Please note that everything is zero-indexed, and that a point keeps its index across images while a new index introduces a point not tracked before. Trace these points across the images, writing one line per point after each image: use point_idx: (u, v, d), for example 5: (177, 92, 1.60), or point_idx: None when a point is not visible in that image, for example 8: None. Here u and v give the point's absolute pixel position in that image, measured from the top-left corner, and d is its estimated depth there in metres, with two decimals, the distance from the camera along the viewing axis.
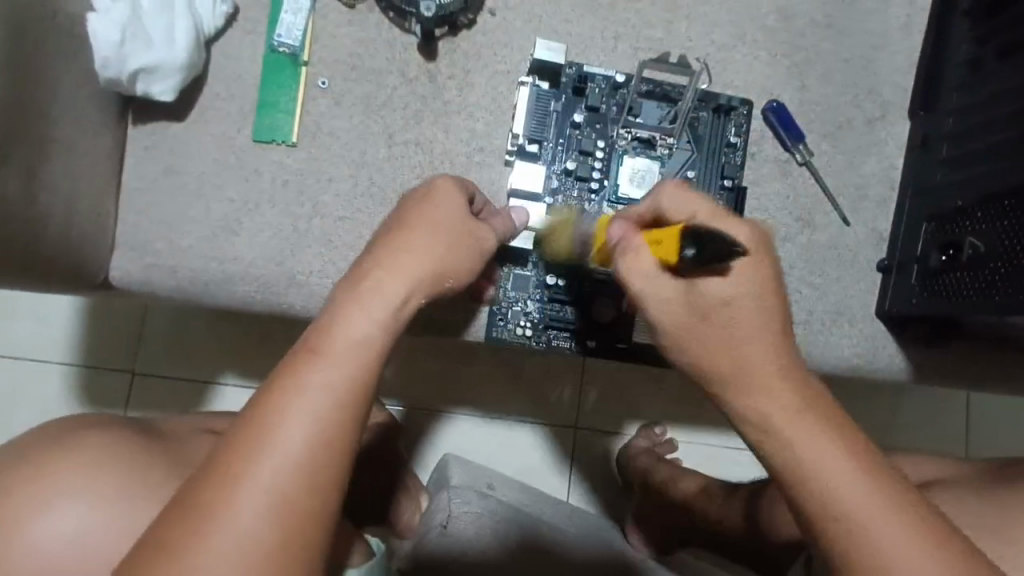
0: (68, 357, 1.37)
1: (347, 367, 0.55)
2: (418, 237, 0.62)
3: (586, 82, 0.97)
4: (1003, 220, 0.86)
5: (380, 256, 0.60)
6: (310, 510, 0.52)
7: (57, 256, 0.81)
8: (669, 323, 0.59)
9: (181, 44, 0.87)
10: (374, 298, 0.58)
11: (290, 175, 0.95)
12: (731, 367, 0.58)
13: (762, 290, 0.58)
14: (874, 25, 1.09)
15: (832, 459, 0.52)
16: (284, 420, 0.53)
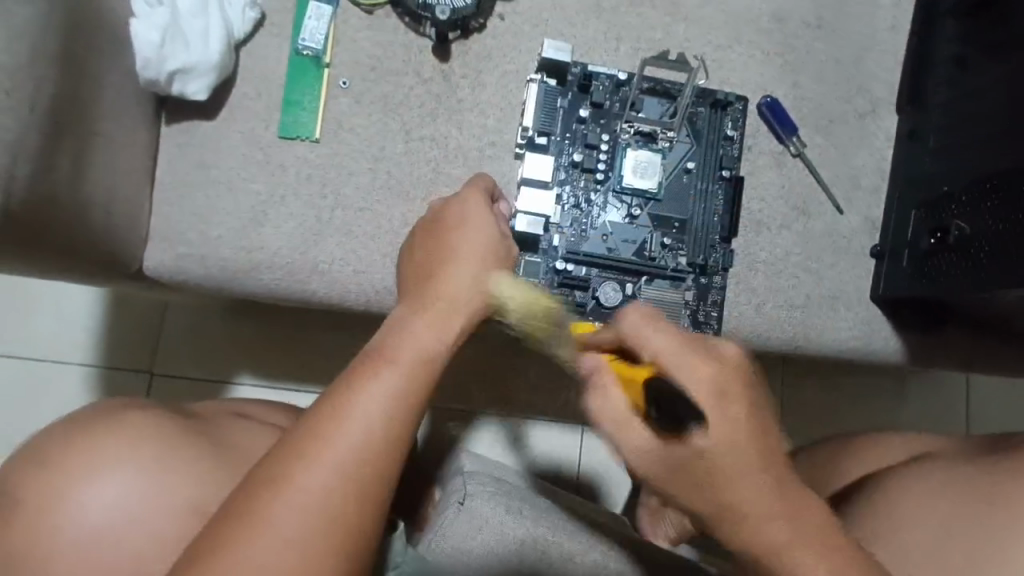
0: (93, 358, 1.52)
1: (414, 372, 0.70)
2: (468, 259, 0.82)
3: (591, 80, 1.05)
4: (989, 201, 0.93)
5: (439, 283, 0.79)
6: (371, 493, 0.65)
7: (95, 241, 0.87)
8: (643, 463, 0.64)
9: (214, 46, 0.94)
10: (437, 317, 0.76)
11: (313, 169, 1.01)
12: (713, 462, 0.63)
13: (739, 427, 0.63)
14: (863, 26, 1.15)
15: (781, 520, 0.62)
16: (356, 413, 0.66)
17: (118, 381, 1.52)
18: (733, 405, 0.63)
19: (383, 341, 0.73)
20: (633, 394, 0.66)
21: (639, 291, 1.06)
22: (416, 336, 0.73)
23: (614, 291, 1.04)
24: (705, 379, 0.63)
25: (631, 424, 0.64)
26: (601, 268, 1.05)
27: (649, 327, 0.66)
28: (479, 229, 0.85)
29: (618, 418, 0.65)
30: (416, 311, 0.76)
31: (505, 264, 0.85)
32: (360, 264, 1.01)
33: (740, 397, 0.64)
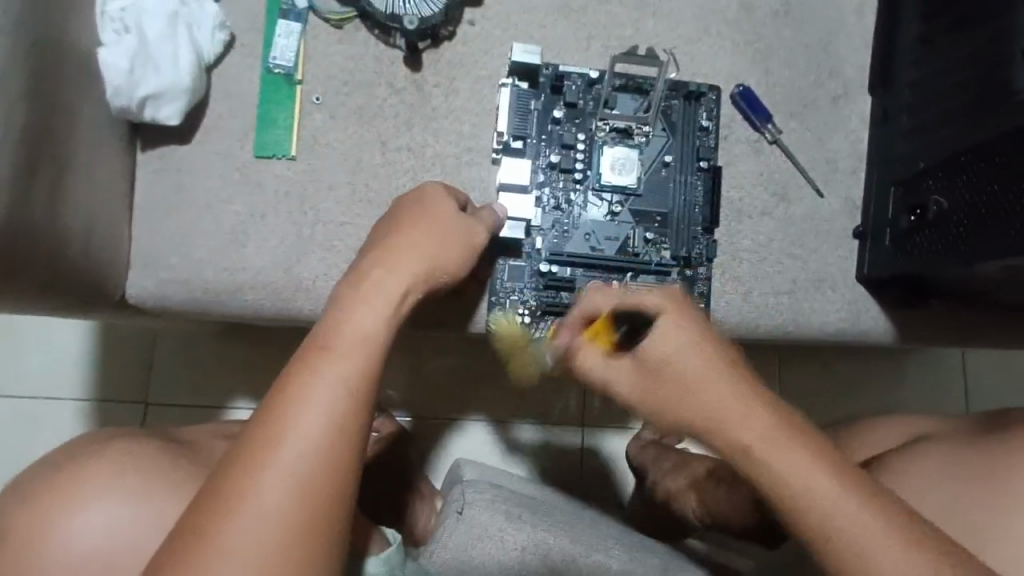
0: (86, 390, 1.52)
1: (356, 358, 0.69)
2: (407, 245, 0.80)
3: (563, 80, 1.06)
4: (962, 177, 0.93)
5: (378, 265, 0.77)
6: (330, 487, 0.64)
7: (76, 270, 0.87)
8: (634, 392, 0.73)
9: (185, 69, 0.93)
10: (376, 300, 0.73)
11: (291, 186, 1.01)
12: (706, 413, 0.69)
13: (697, 343, 0.71)
14: (828, 11, 1.16)
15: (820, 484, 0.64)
16: (301, 408, 0.65)
17: (111, 414, 1.51)
18: (686, 319, 0.72)
19: (320, 329, 0.71)
20: (604, 338, 0.77)
21: None
22: (354, 320, 0.71)
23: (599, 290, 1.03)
24: (655, 294, 0.74)
25: (611, 363, 0.76)
26: (586, 267, 1.05)
27: (610, 291, 0.80)
28: (428, 211, 0.87)
29: (604, 368, 0.76)
30: (354, 292, 0.74)
31: (456, 244, 0.85)
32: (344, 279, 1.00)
33: (688, 316, 0.73)
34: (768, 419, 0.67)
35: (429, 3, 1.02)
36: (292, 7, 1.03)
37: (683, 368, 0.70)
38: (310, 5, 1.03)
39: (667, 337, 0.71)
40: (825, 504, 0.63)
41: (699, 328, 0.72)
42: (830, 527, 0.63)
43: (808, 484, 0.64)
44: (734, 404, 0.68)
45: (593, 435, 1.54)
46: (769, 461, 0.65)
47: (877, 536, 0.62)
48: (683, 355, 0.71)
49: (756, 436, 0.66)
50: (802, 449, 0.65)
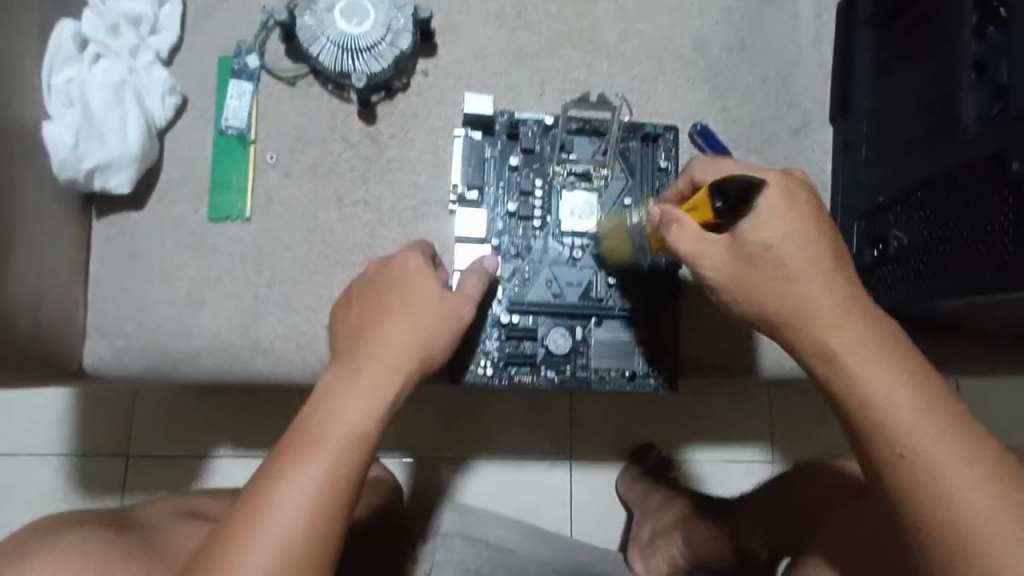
0: (64, 447, 1.50)
1: (342, 448, 0.77)
2: (399, 330, 0.87)
3: (518, 127, 1.05)
4: (920, 211, 0.91)
5: (371, 352, 0.85)
6: (310, 562, 0.72)
7: (33, 349, 0.85)
8: (722, 270, 0.79)
9: (133, 138, 0.93)
10: (367, 390, 0.81)
11: (247, 247, 1.00)
12: (795, 309, 0.76)
13: (798, 226, 0.77)
14: (784, 44, 1.17)
15: (894, 387, 0.70)
16: (288, 489, 0.73)
17: (91, 470, 1.50)
18: (802, 216, 0.77)
19: (314, 416, 0.79)
20: (702, 210, 0.79)
21: (589, 334, 1.04)
22: (345, 411, 0.79)
23: (562, 336, 1.03)
24: (774, 181, 0.79)
25: (706, 237, 0.79)
26: (548, 315, 1.04)
27: (714, 168, 0.86)
28: (413, 288, 0.90)
29: (695, 244, 0.80)
30: (349, 380, 0.82)
31: (446, 326, 0.90)
32: (303, 338, 0.99)
33: (808, 207, 0.78)
34: (864, 332, 0.73)
35: (378, 59, 0.98)
36: (244, 67, 1.02)
37: (787, 263, 0.76)
38: (262, 64, 1.02)
39: (771, 229, 0.77)
40: (895, 404, 0.69)
41: (812, 216, 0.78)
42: (895, 424, 0.68)
43: (889, 396, 0.69)
44: (825, 303, 0.75)
45: (580, 472, 1.52)
46: (855, 360, 0.72)
47: (936, 444, 0.66)
48: (790, 249, 0.77)
49: (839, 337, 0.73)
50: (883, 349, 0.72)
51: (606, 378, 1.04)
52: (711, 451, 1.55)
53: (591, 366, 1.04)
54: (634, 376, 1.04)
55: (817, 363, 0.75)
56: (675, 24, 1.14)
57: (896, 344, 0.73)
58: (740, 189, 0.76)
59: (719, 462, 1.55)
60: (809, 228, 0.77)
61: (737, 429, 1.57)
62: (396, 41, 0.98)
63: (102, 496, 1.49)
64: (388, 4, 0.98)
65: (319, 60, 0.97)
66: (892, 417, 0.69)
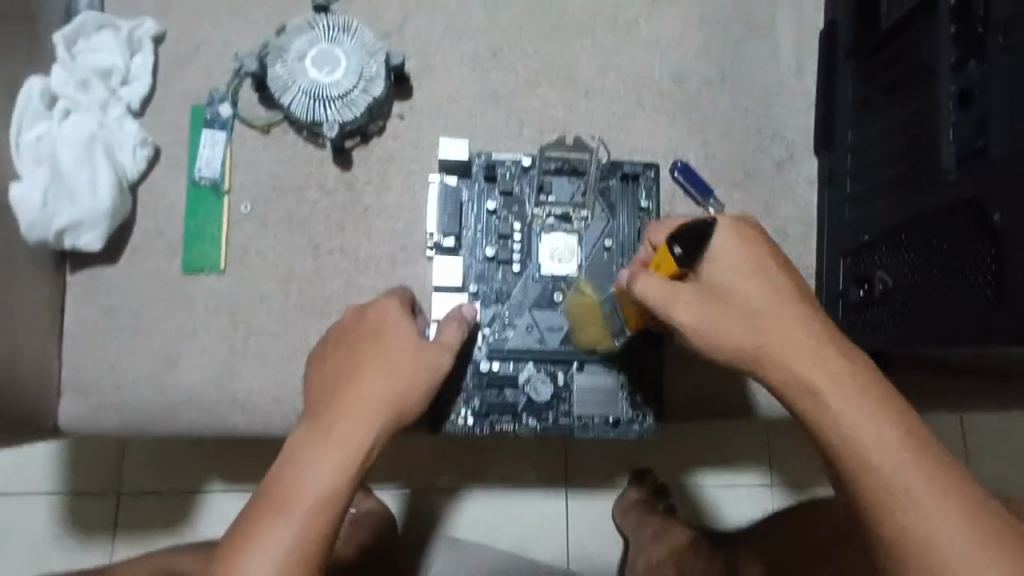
0: (56, 487, 1.49)
1: (312, 507, 0.75)
2: (370, 384, 0.84)
3: (495, 169, 1.04)
4: (904, 253, 0.90)
5: (341, 408, 0.83)
6: None
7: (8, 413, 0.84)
8: (690, 322, 0.78)
9: (104, 195, 0.92)
10: (334, 449, 0.79)
11: (222, 300, 0.99)
12: (760, 347, 0.74)
13: (755, 265, 0.78)
14: (767, 75, 1.15)
15: (861, 419, 0.66)
16: (252, 557, 0.71)
17: (83, 510, 1.48)
18: (762, 256, 0.78)
19: (284, 473, 0.78)
20: (665, 263, 0.80)
21: (571, 380, 1.03)
22: (314, 468, 0.77)
23: (544, 383, 1.02)
24: (731, 227, 0.79)
25: (674, 290, 0.79)
26: (529, 361, 1.03)
27: (665, 226, 0.85)
28: (389, 339, 0.89)
29: (663, 294, 0.79)
30: (318, 437, 0.80)
31: (419, 377, 0.87)
32: (281, 391, 0.98)
33: (766, 247, 0.79)
34: (826, 362, 0.71)
35: (351, 107, 0.97)
36: (216, 116, 1.01)
37: (751, 300, 0.77)
38: (235, 112, 1.01)
39: (730, 267, 0.78)
40: (871, 436, 0.65)
41: (769, 255, 0.79)
42: (873, 460, 0.64)
43: (859, 430, 0.66)
44: (795, 338, 0.73)
45: (576, 503, 1.49)
46: (830, 393, 0.68)
47: (907, 478, 0.62)
48: (752, 287, 0.77)
49: (809, 370, 0.71)
50: (843, 376, 0.69)
51: (590, 425, 1.02)
52: (710, 479, 1.52)
53: (574, 413, 1.02)
54: (618, 422, 1.03)
55: (791, 398, 0.71)
56: (654, 59, 1.13)
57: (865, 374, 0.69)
58: (694, 233, 0.78)
59: (718, 490, 1.51)
60: (767, 267, 0.78)
61: (734, 458, 1.54)
62: (369, 89, 0.97)
63: (96, 537, 1.48)
64: (359, 50, 0.97)
65: (290, 109, 0.97)
66: (872, 451, 0.64)
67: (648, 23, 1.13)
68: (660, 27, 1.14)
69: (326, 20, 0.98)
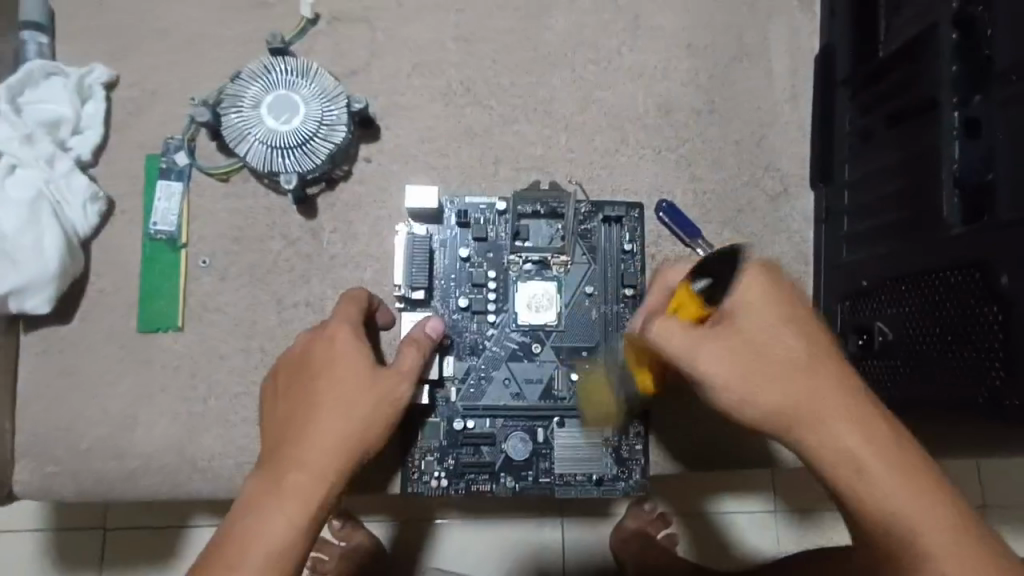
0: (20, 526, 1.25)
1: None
2: (326, 422, 0.73)
3: (468, 214, 0.98)
4: (908, 305, 0.83)
5: (294, 449, 0.71)
6: None
7: None
8: (713, 372, 0.65)
9: (50, 255, 0.87)
10: (286, 500, 0.68)
11: (182, 359, 0.95)
12: (785, 399, 0.63)
13: (769, 311, 0.66)
14: (759, 103, 1.08)
15: (895, 485, 0.59)
16: None
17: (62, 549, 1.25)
18: (785, 307, 0.66)
19: (229, 538, 0.66)
20: (690, 306, 0.69)
21: (551, 436, 0.96)
22: (267, 530, 0.66)
23: (523, 441, 0.95)
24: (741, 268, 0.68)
25: (698, 335, 0.65)
26: (506, 417, 0.96)
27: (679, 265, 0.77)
28: (344, 367, 0.76)
29: (685, 341, 0.65)
30: (268, 487, 0.69)
31: (384, 407, 0.75)
32: (244, 454, 0.93)
33: (787, 297, 0.67)
34: (859, 417, 0.61)
35: (313, 154, 0.92)
36: (172, 165, 0.97)
37: (777, 355, 0.64)
38: (191, 161, 0.97)
39: (758, 322, 0.66)
40: (915, 519, 0.58)
41: (785, 301, 0.67)
42: (908, 527, 0.58)
43: (896, 497, 0.59)
44: (835, 404, 0.62)
45: (573, 534, 1.27)
46: (867, 468, 0.60)
47: (944, 547, 0.58)
48: (778, 340, 0.65)
49: (853, 441, 0.60)
50: (871, 430, 0.61)
51: (572, 483, 0.95)
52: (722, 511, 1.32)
53: (555, 471, 0.95)
54: (602, 480, 0.95)
55: (826, 470, 0.61)
56: (637, 89, 1.06)
57: (895, 433, 0.61)
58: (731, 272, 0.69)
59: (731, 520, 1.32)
60: (791, 318, 0.66)
61: (751, 480, 1.34)
62: (330, 135, 0.92)
63: None
64: (319, 95, 0.92)
65: (247, 159, 0.91)
66: (913, 537, 0.58)
67: (631, 52, 1.07)
68: (644, 55, 1.07)
69: (283, 64, 0.93)
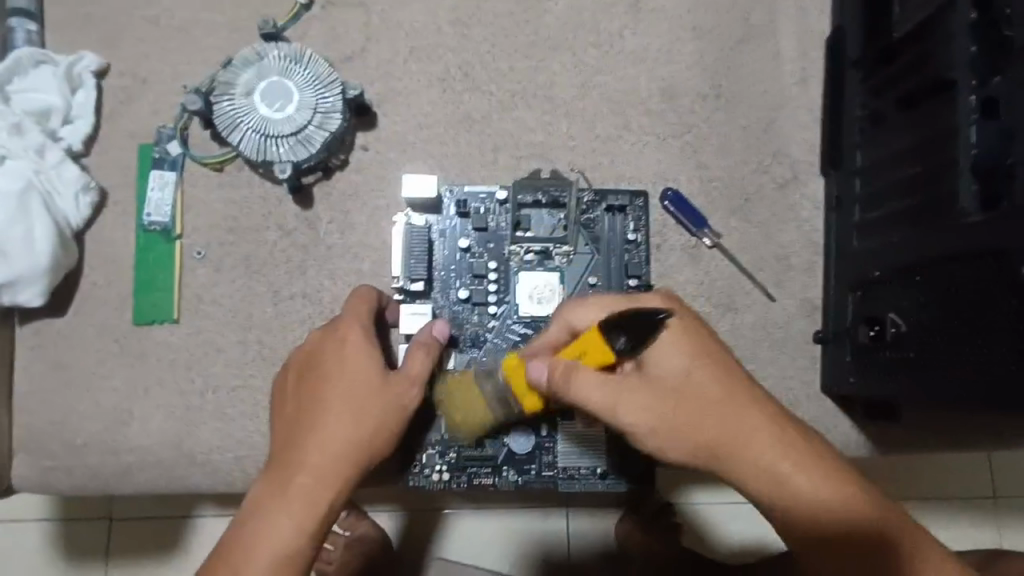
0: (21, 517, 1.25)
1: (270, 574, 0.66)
2: (331, 424, 0.72)
3: (468, 204, 0.95)
4: (922, 295, 0.80)
5: (302, 452, 0.71)
6: None
7: None
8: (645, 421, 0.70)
9: (41, 248, 0.86)
10: (294, 503, 0.69)
11: (177, 353, 0.93)
12: (713, 432, 0.70)
13: (695, 351, 0.72)
14: (767, 87, 1.04)
15: (819, 492, 0.66)
16: None
17: (65, 541, 1.25)
18: (696, 341, 0.73)
19: (239, 536, 0.68)
20: (597, 352, 0.70)
21: (555, 429, 0.94)
22: (273, 531, 0.68)
23: (525, 434, 0.93)
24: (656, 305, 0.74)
25: (609, 383, 0.70)
26: None
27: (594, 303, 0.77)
28: (350, 368, 0.74)
29: (602, 393, 0.70)
30: (276, 489, 0.69)
31: (389, 412, 0.74)
32: (242, 448, 0.92)
33: (699, 332, 0.73)
34: (774, 436, 0.69)
35: (307, 144, 0.89)
36: (165, 154, 0.94)
37: (699, 385, 0.71)
38: (184, 150, 0.95)
39: (674, 358, 0.72)
40: (842, 513, 0.66)
41: (702, 339, 0.73)
42: (834, 530, 0.66)
43: (820, 501, 0.66)
44: (751, 426, 0.69)
45: (577, 524, 1.26)
46: (790, 477, 0.67)
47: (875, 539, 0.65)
48: (695, 372, 0.71)
49: (773, 457, 0.68)
50: (783, 443, 0.69)
51: (576, 477, 0.93)
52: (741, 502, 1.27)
53: (558, 465, 0.93)
54: (606, 473, 0.94)
55: (753, 487, 0.68)
56: (640, 74, 1.03)
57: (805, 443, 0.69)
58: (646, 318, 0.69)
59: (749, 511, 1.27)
60: (704, 350, 0.72)
61: None
62: (325, 123, 0.90)
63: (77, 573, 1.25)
64: (312, 82, 0.90)
65: (241, 148, 0.89)
66: (853, 534, 0.65)
67: (634, 35, 1.04)
68: (647, 38, 1.04)
69: (276, 50, 0.91)
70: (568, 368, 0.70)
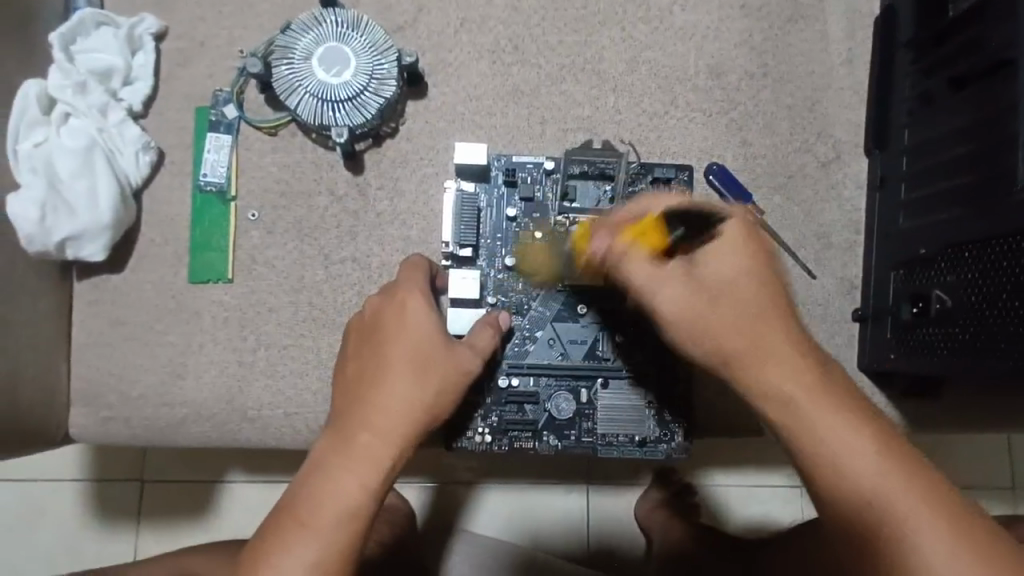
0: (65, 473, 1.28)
1: (335, 532, 0.66)
2: (395, 386, 0.74)
3: (516, 172, 0.96)
4: (971, 270, 0.81)
5: (365, 413, 0.72)
6: None
7: (18, 435, 0.81)
8: (673, 308, 0.69)
9: (105, 205, 0.89)
10: (358, 462, 0.69)
11: (229, 312, 0.96)
12: (739, 342, 0.66)
13: (746, 264, 0.69)
14: (814, 66, 1.05)
15: (834, 423, 0.61)
16: None
17: (106, 498, 1.28)
18: (754, 250, 0.70)
19: (300, 497, 0.68)
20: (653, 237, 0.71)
21: (595, 397, 0.95)
22: (334, 488, 0.68)
23: (567, 401, 0.95)
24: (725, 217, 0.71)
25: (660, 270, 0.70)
26: (550, 376, 0.95)
27: (663, 199, 0.75)
28: (413, 335, 0.77)
29: (649, 274, 0.70)
30: (340, 448, 0.70)
31: (450, 378, 0.76)
32: (292, 405, 0.94)
33: (762, 248, 0.70)
34: (799, 365, 0.64)
35: (362, 109, 0.91)
36: (221, 117, 0.97)
37: (734, 297, 0.68)
38: (240, 114, 0.97)
39: (723, 265, 0.69)
40: (855, 450, 0.60)
41: (763, 250, 0.70)
42: (845, 466, 0.60)
43: (834, 437, 0.60)
44: (778, 341, 0.66)
45: (600, 499, 1.28)
46: (808, 402, 0.62)
47: (882, 488, 0.58)
48: (740, 282, 0.69)
49: (791, 382, 0.64)
50: (804, 372, 0.64)
51: (614, 443, 0.95)
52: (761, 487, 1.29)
53: (597, 431, 0.95)
54: (645, 441, 0.95)
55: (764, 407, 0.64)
56: (689, 51, 1.04)
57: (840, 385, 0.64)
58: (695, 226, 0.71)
59: (769, 495, 1.29)
60: (754, 263, 0.69)
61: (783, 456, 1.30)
62: (380, 90, 0.91)
63: (115, 530, 1.28)
64: (369, 48, 0.91)
65: (298, 112, 0.91)
66: (857, 472, 0.59)
67: (683, 10, 1.04)
68: (697, 15, 1.04)
69: (335, 15, 0.92)
70: (625, 247, 0.71)
